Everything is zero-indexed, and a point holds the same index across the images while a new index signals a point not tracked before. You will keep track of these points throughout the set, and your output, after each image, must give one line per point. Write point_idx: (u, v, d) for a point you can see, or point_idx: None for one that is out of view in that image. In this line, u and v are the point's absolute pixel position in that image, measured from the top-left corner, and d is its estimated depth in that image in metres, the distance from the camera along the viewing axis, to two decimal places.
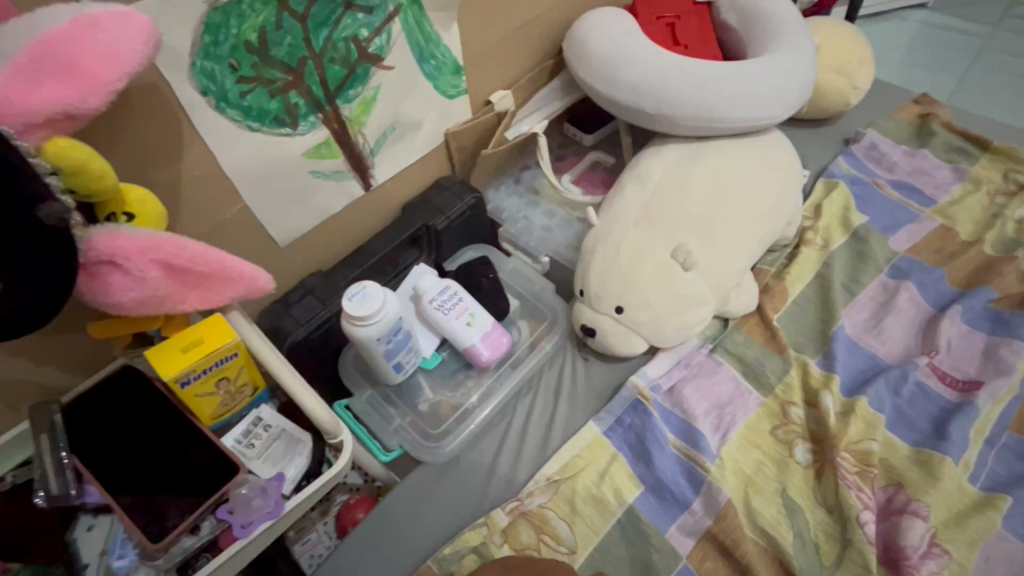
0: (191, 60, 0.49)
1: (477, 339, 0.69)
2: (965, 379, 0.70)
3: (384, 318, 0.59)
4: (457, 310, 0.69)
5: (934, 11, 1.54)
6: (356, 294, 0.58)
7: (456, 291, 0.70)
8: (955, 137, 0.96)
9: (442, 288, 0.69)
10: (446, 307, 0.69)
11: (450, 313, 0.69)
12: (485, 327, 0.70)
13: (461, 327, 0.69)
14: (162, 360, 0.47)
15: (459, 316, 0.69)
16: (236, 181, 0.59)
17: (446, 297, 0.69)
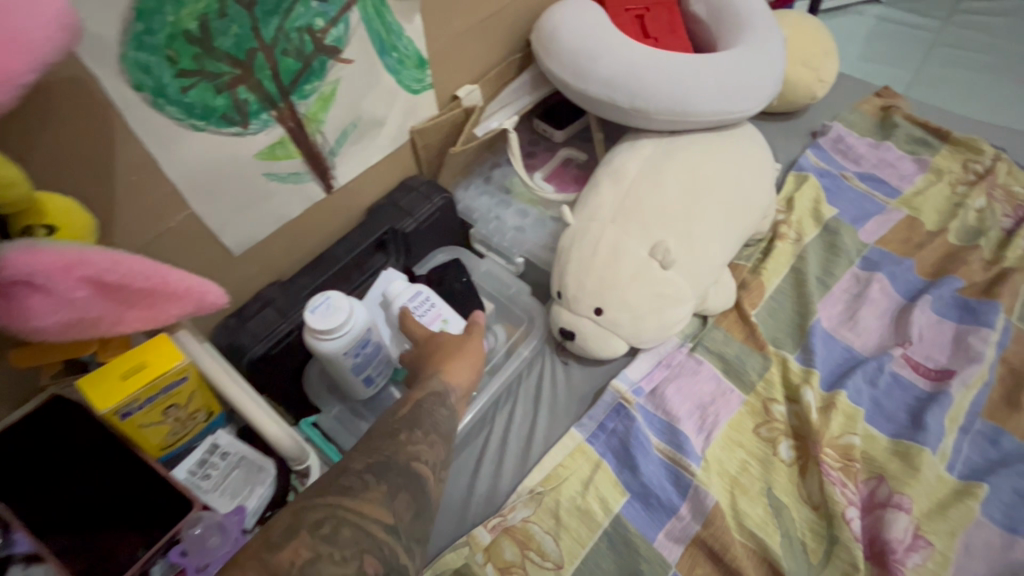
0: (121, 51, 0.44)
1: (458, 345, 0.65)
2: (937, 368, 0.71)
3: (350, 330, 0.56)
4: (432, 316, 0.64)
5: (889, 6, 1.58)
6: (321, 305, 0.55)
7: (428, 296, 0.65)
8: (916, 129, 0.98)
9: (413, 294, 0.65)
10: (418, 313, 0.64)
11: (423, 320, 0.64)
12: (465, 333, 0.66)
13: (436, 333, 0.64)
14: (98, 391, 0.42)
15: (432, 322, 0.64)
16: (180, 185, 0.53)
17: (418, 303, 0.64)
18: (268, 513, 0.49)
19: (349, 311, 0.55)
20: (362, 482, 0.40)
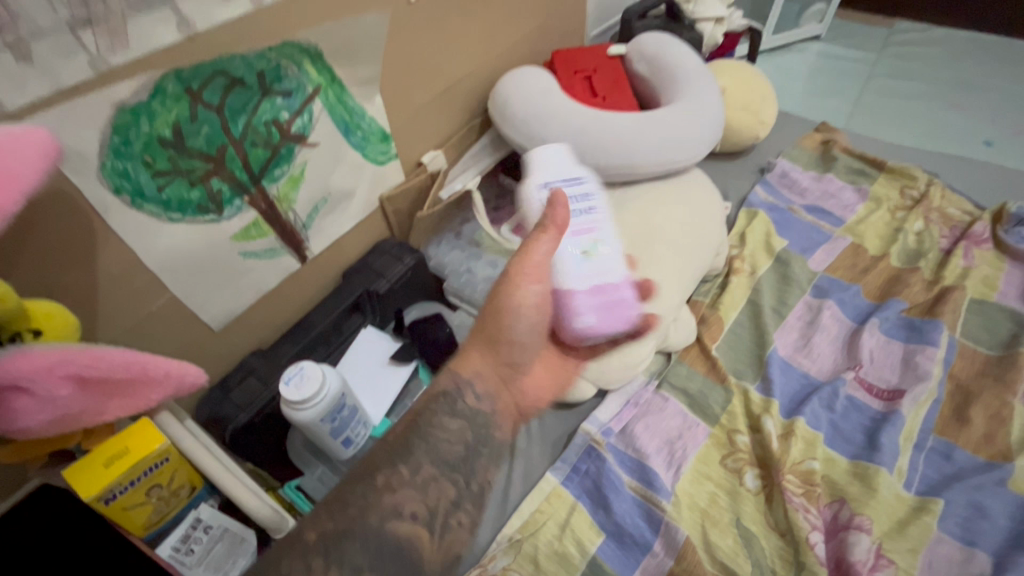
0: (101, 162, 0.48)
1: (572, 282, 0.53)
2: (889, 388, 0.75)
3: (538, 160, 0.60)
4: (585, 220, 0.55)
5: (827, 43, 1.70)
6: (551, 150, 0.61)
7: (592, 202, 0.57)
8: (854, 160, 1.06)
9: (571, 179, 0.59)
10: (563, 200, 0.56)
11: (561, 207, 0.55)
12: (589, 269, 0.53)
13: (556, 236, 0.55)
14: (82, 479, 0.45)
15: (568, 226, 0.55)
16: (159, 272, 0.57)
17: (575, 197, 0.57)
18: None
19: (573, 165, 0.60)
20: (307, 564, 0.42)
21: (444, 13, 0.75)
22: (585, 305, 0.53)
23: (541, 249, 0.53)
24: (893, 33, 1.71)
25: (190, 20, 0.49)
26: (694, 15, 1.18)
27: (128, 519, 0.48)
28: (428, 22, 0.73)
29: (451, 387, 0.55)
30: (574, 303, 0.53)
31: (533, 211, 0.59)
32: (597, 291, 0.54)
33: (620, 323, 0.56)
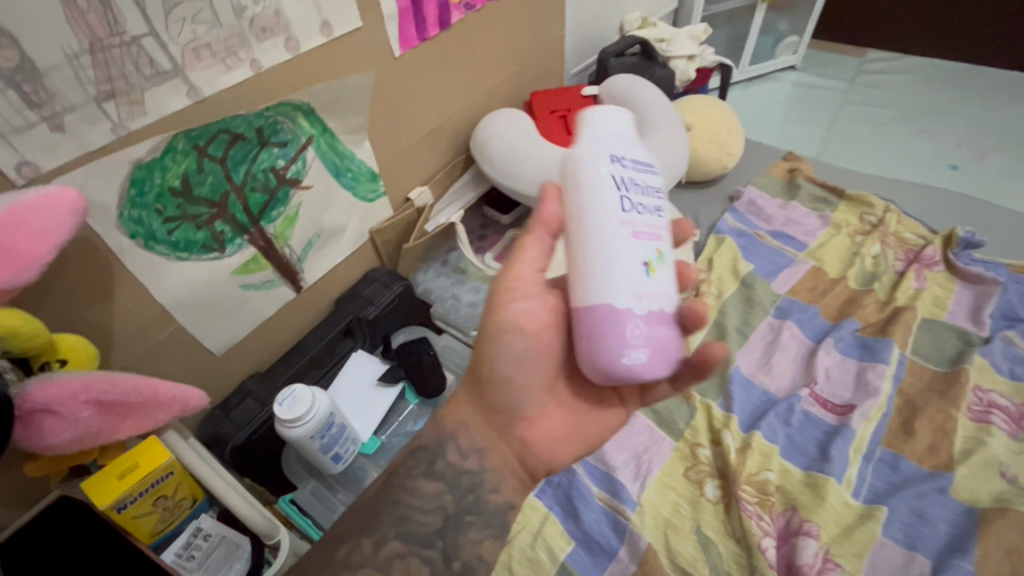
0: (119, 212, 0.55)
1: (627, 301, 0.44)
2: (842, 404, 0.80)
3: (594, 125, 0.49)
4: (651, 223, 0.47)
5: (802, 72, 1.76)
6: (609, 116, 0.50)
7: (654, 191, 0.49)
8: (816, 188, 1.12)
9: (643, 164, 0.50)
10: (630, 185, 0.47)
11: (628, 199, 0.46)
12: (648, 287, 0.45)
13: (620, 231, 0.45)
14: (98, 490, 0.51)
15: (636, 224, 0.45)
16: (167, 305, 0.64)
17: (638, 182, 0.47)
18: None
19: (626, 139, 0.50)
20: None
21: (426, 65, 0.83)
22: (639, 335, 0.45)
23: (526, 255, 0.52)
24: (864, 62, 1.79)
25: (198, 88, 0.57)
26: (666, 53, 1.26)
27: (137, 527, 0.54)
28: (412, 74, 0.81)
29: (431, 442, 0.60)
30: (628, 330, 0.44)
31: (578, 190, 0.47)
32: (653, 318, 0.45)
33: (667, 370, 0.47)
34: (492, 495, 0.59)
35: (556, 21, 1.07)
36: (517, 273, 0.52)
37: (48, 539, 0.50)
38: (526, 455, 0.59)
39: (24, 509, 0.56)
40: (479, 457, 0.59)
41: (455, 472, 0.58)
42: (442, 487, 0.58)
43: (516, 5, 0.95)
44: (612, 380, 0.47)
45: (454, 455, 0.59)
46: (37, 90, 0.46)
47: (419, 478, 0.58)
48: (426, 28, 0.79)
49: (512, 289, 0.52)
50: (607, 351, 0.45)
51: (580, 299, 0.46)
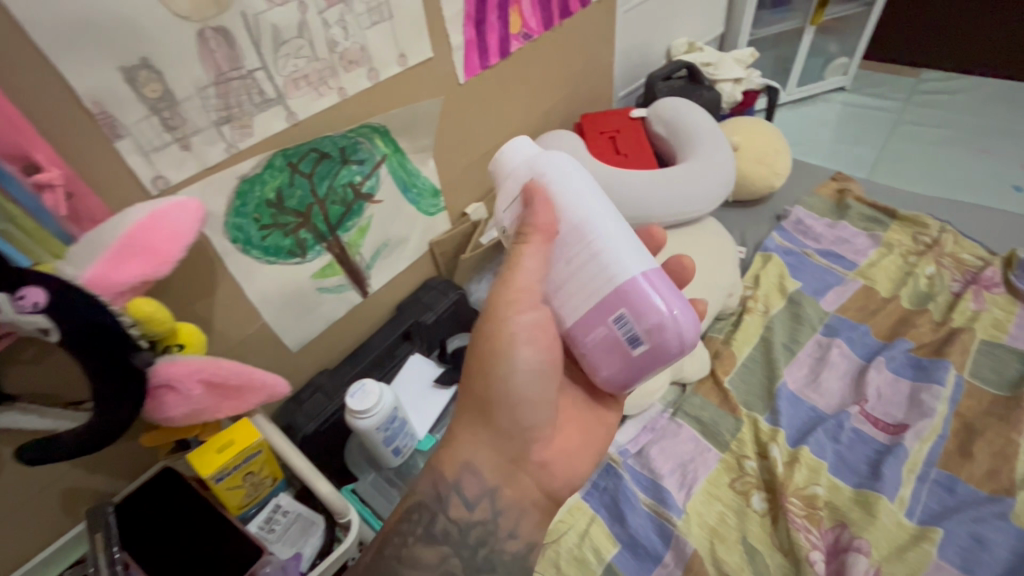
0: (225, 220, 0.63)
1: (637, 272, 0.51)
2: (894, 423, 0.79)
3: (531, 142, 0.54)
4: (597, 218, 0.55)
5: (852, 93, 1.74)
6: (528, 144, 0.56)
7: None
8: (867, 208, 1.12)
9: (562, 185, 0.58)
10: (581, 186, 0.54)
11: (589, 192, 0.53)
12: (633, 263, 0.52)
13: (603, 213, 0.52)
14: (201, 462, 0.58)
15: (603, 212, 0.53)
16: (256, 303, 0.71)
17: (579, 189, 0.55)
18: (318, 559, 0.64)
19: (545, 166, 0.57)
20: None
21: (486, 91, 0.90)
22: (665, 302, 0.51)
23: (525, 263, 0.48)
24: (919, 82, 1.75)
25: (296, 113, 0.64)
26: (713, 76, 1.29)
27: (228, 499, 0.61)
28: (473, 99, 0.88)
29: (430, 497, 0.55)
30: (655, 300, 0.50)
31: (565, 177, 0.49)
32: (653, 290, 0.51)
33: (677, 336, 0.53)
34: (507, 542, 0.55)
35: (605, 48, 1.13)
36: (519, 282, 0.49)
37: (153, 503, 0.60)
38: (549, 483, 0.57)
39: (129, 480, 0.66)
40: (490, 501, 0.55)
41: (460, 529, 0.55)
42: (446, 550, 0.54)
43: (569, 33, 1.01)
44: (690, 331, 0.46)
45: (456, 508, 0.55)
46: (173, 116, 0.53)
47: (416, 544, 0.54)
48: (487, 56, 0.86)
49: (515, 300, 0.50)
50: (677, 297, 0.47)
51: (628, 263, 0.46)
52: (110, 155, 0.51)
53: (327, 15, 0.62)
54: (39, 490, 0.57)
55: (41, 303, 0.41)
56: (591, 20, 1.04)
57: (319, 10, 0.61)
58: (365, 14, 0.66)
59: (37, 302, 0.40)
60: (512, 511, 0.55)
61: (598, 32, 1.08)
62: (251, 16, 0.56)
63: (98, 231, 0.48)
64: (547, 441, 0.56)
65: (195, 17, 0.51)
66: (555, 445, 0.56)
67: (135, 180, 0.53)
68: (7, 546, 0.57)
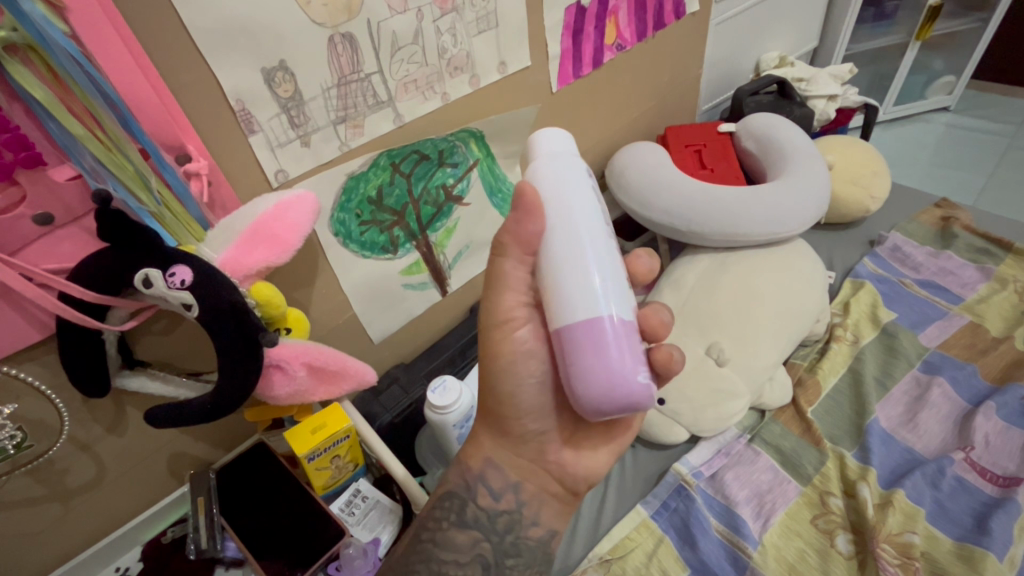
0: (331, 214, 0.67)
1: (631, 314, 0.41)
2: (1005, 475, 0.72)
3: (558, 144, 0.46)
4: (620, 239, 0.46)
5: (956, 114, 1.62)
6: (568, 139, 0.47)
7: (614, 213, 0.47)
8: (977, 239, 1.03)
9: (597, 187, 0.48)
10: (599, 201, 0.44)
11: (601, 212, 0.44)
12: (635, 303, 0.43)
13: (609, 244, 0.42)
14: (297, 440, 0.61)
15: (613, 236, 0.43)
16: (349, 295, 0.75)
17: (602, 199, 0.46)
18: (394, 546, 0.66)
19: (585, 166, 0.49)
20: None
21: (577, 100, 0.90)
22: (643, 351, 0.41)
23: (509, 282, 0.46)
24: None
25: (403, 115, 0.67)
26: (805, 92, 1.23)
27: (314, 479, 0.64)
28: (563, 108, 0.88)
29: (459, 487, 0.54)
30: (636, 343, 0.41)
31: (561, 205, 0.42)
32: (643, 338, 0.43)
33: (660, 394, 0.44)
34: (531, 529, 0.54)
35: (695, 60, 1.11)
36: (506, 304, 0.47)
37: (247, 470, 0.65)
38: (566, 474, 0.54)
39: (225, 450, 0.70)
40: (513, 493, 0.53)
41: (488, 517, 0.53)
42: (477, 534, 0.53)
43: (661, 46, 1.00)
44: (623, 407, 0.40)
45: (483, 497, 0.53)
46: (300, 114, 0.57)
47: (450, 529, 0.53)
48: (581, 66, 0.87)
49: (505, 322, 0.47)
50: (621, 362, 0.39)
51: (569, 318, 0.40)
52: (244, 149, 0.55)
53: (440, 23, 0.65)
54: (152, 452, 0.63)
55: (188, 281, 0.46)
56: (683, 32, 1.03)
57: (433, 19, 0.64)
58: (473, 22, 0.68)
59: (183, 280, 0.46)
60: (535, 501, 0.54)
61: (689, 45, 1.06)
62: (375, 24, 0.59)
63: (231, 219, 0.53)
64: (581, 450, 0.54)
65: (328, 23, 0.55)
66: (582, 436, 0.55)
67: (261, 172, 0.57)
68: (121, 501, 0.63)
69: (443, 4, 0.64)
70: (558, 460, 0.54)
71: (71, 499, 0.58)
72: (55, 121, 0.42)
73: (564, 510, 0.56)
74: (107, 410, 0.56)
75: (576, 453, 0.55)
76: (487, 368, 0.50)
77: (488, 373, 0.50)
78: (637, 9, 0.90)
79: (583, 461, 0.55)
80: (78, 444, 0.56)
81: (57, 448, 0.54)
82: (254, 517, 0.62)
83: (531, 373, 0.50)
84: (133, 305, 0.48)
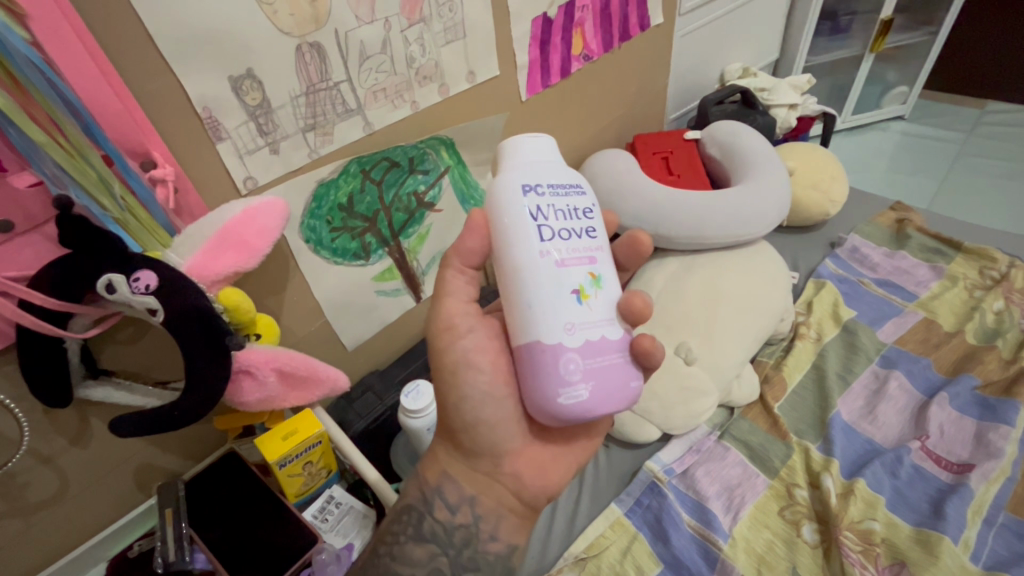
0: (302, 220, 0.67)
1: (562, 335, 0.43)
2: (958, 462, 0.76)
3: (517, 157, 0.48)
4: (581, 247, 0.45)
5: (911, 122, 1.70)
6: (537, 143, 0.48)
7: (586, 219, 0.47)
8: (929, 239, 1.08)
9: (570, 186, 0.47)
10: (548, 214, 0.45)
11: (546, 227, 0.45)
12: (581, 317, 0.44)
13: (544, 266, 0.44)
14: (268, 446, 0.61)
15: (559, 252, 0.44)
16: (321, 303, 0.75)
17: (559, 208, 0.46)
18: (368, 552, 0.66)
19: (559, 166, 0.48)
20: None
21: (546, 109, 0.93)
22: (575, 369, 0.43)
23: (447, 289, 0.51)
24: (984, 113, 1.69)
25: (372, 124, 0.68)
26: (767, 101, 1.28)
27: (286, 486, 0.64)
28: (533, 117, 0.91)
29: (417, 500, 0.55)
30: (563, 365, 0.43)
31: (502, 230, 0.45)
32: (590, 350, 0.44)
33: (621, 399, 0.45)
34: (489, 544, 0.55)
35: (662, 70, 1.14)
36: (452, 310, 0.51)
37: (217, 480, 0.64)
38: (522, 490, 0.55)
39: (195, 461, 0.69)
40: (470, 506, 0.54)
41: (445, 530, 0.54)
42: (435, 548, 0.54)
43: (627, 56, 1.03)
44: (558, 420, 0.45)
45: (443, 510, 0.54)
46: (267, 122, 0.58)
47: (407, 543, 0.54)
48: (549, 76, 0.89)
49: (447, 329, 0.51)
50: (545, 384, 0.44)
51: (513, 341, 0.46)
52: (210, 156, 0.55)
53: (408, 34, 0.67)
54: (118, 463, 0.61)
55: (153, 285, 0.46)
56: (648, 44, 1.07)
57: (401, 29, 0.66)
58: (441, 33, 0.70)
59: (148, 285, 0.46)
60: (493, 516, 0.55)
61: (655, 55, 1.10)
62: (342, 34, 0.60)
63: (197, 226, 0.53)
64: (549, 449, 0.56)
65: (295, 33, 0.56)
66: (544, 445, 0.55)
67: (229, 179, 0.58)
68: (84, 515, 0.61)
69: (411, 15, 0.66)
70: (524, 463, 0.54)
71: (31, 514, 0.56)
72: (16, 127, 0.42)
73: (523, 523, 0.56)
74: (70, 422, 0.55)
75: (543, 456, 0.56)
76: (453, 371, 0.51)
77: (456, 376, 0.51)
78: (602, 20, 0.93)
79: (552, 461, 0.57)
80: (39, 457, 0.55)
81: (17, 462, 0.53)
82: (225, 526, 0.61)
83: (479, 383, 0.51)
84: (96, 312, 0.48)
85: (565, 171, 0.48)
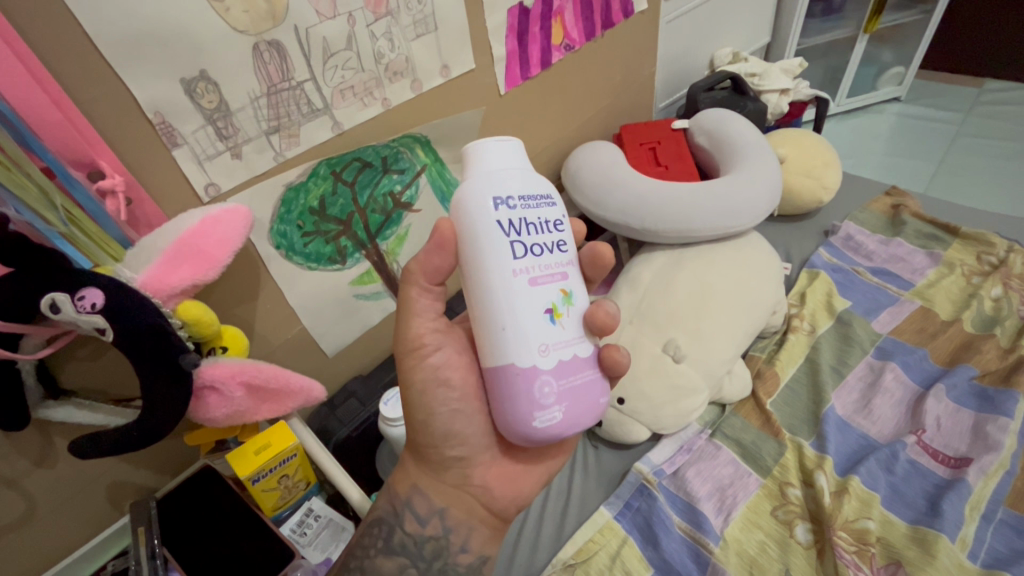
0: (271, 226, 0.65)
1: (535, 357, 0.41)
2: (956, 456, 0.74)
3: (479, 166, 0.44)
4: (552, 263, 0.43)
5: (907, 104, 1.66)
6: (498, 149, 0.44)
7: (557, 234, 0.44)
8: (925, 225, 1.06)
9: (541, 197, 0.44)
10: (520, 229, 0.42)
11: (519, 244, 0.41)
12: (554, 338, 0.42)
13: (516, 285, 0.41)
14: (240, 462, 0.59)
15: (532, 271, 0.41)
16: (296, 310, 0.73)
17: (532, 222, 0.42)
18: None
19: (527, 172, 0.45)
20: None
21: (526, 103, 0.90)
22: (550, 393, 0.41)
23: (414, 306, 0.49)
24: (983, 92, 1.65)
25: (341, 123, 0.65)
26: (758, 87, 1.25)
27: (264, 501, 0.63)
28: (513, 110, 0.88)
29: (387, 513, 0.53)
30: (537, 389, 0.41)
31: (470, 246, 0.42)
32: (564, 370, 0.42)
33: (594, 414, 0.44)
34: (460, 556, 0.52)
35: (648, 58, 1.11)
36: (416, 327, 0.49)
37: (189, 496, 0.62)
38: (492, 500, 0.53)
39: (170, 476, 0.68)
40: (440, 519, 0.52)
41: (415, 543, 0.52)
42: (405, 560, 0.51)
43: (611, 44, 1.00)
44: (530, 441, 0.43)
45: (411, 523, 0.52)
46: (227, 125, 0.55)
47: (377, 557, 0.51)
48: (529, 67, 0.86)
49: (416, 348, 0.49)
50: (518, 407, 0.42)
51: (483, 361, 0.44)
52: (167, 164, 0.53)
53: (374, 28, 0.64)
54: (88, 482, 0.60)
55: (99, 304, 0.44)
56: (633, 31, 1.03)
57: (366, 23, 0.63)
58: (411, 26, 0.67)
59: (94, 303, 0.44)
60: (463, 528, 0.52)
61: (640, 42, 1.07)
62: (303, 29, 0.57)
63: (153, 236, 0.51)
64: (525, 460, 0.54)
65: (251, 31, 0.53)
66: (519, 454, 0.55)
67: (188, 186, 0.55)
68: (55, 535, 0.59)
69: (377, 8, 0.63)
70: (493, 473, 0.53)
71: None
72: None
73: (495, 535, 0.54)
74: (33, 443, 0.53)
75: (512, 471, 0.54)
76: (430, 389, 0.49)
77: (436, 393, 0.49)
78: (583, 8, 0.90)
79: (528, 469, 0.55)
80: (3, 480, 0.53)
81: None
82: (200, 543, 0.59)
83: (448, 399, 0.49)
84: (46, 331, 0.45)
85: (537, 178, 0.45)
